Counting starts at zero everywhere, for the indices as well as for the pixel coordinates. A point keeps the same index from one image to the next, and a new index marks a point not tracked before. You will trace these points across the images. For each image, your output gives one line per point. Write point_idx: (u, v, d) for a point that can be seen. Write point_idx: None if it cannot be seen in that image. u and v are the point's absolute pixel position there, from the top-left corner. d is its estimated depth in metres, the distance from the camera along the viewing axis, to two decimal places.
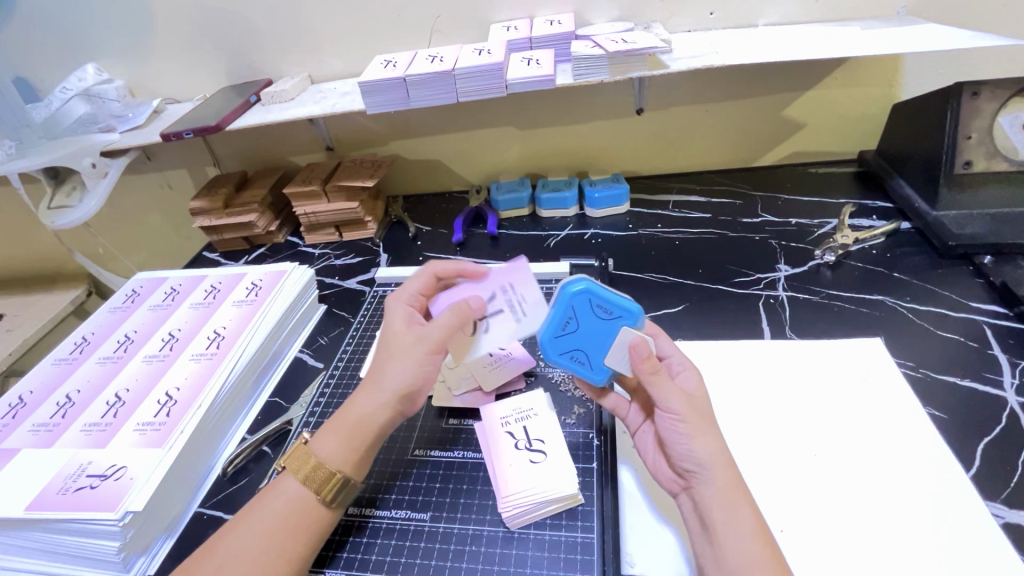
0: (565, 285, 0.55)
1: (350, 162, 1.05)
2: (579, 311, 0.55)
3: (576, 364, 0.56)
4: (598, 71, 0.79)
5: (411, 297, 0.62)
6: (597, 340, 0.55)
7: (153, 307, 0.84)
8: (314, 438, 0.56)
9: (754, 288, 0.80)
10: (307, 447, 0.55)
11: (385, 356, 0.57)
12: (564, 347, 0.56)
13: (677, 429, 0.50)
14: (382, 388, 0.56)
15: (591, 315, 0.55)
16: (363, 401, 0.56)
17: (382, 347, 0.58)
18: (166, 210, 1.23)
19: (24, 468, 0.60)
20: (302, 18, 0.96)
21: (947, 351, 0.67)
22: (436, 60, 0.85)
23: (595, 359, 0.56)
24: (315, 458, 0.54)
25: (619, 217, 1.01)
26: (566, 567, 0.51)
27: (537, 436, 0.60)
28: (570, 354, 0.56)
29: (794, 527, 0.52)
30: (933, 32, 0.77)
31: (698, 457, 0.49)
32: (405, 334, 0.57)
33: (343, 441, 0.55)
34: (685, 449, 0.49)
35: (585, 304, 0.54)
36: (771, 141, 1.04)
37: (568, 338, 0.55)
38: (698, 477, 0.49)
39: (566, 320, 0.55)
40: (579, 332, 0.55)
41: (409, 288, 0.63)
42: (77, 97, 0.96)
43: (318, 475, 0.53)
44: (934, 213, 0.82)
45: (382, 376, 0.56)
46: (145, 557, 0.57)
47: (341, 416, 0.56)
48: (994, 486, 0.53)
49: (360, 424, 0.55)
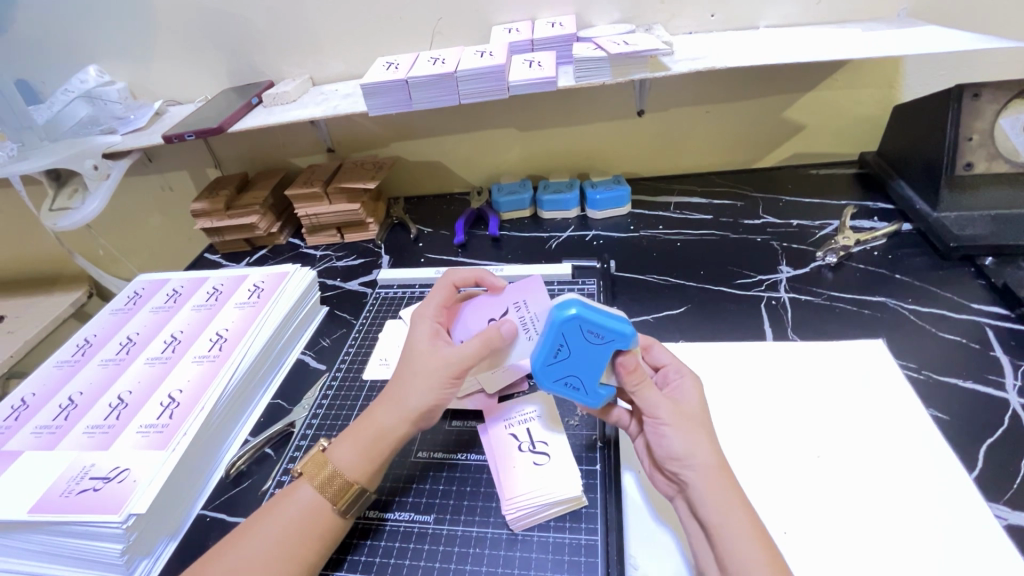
0: (556, 312, 0.53)
1: (352, 164, 1.05)
2: (569, 337, 0.53)
3: (570, 390, 0.55)
4: (600, 73, 0.80)
5: (435, 312, 0.62)
6: (589, 365, 0.54)
7: (156, 309, 0.84)
8: (331, 446, 0.57)
9: (756, 289, 0.81)
10: (323, 454, 0.56)
11: (408, 373, 0.57)
12: (557, 374, 0.55)
13: (663, 432, 0.51)
14: (404, 405, 0.56)
15: (583, 340, 0.53)
16: (384, 414, 0.56)
17: (406, 363, 0.58)
18: (166, 211, 1.23)
19: (27, 470, 0.60)
20: (302, 20, 0.96)
21: (949, 353, 0.67)
22: (438, 62, 0.85)
23: (589, 384, 0.55)
24: (331, 465, 0.54)
25: (620, 218, 1.01)
26: (570, 568, 0.51)
27: (541, 440, 0.60)
28: (565, 380, 0.55)
29: (797, 529, 0.52)
30: (933, 35, 0.77)
31: (680, 456, 0.50)
32: (430, 353, 0.57)
33: (361, 452, 0.55)
34: (669, 449, 0.51)
35: (576, 330, 0.53)
36: (772, 142, 1.04)
37: (559, 364, 0.54)
38: (685, 479, 0.50)
39: (557, 346, 0.54)
40: (571, 358, 0.54)
41: (431, 304, 0.63)
42: (78, 99, 0.97)
43: (333, 484, 0.53)
44: (935, 215, 0.82)
45: (403, 392, 0.56)
46: (148, 559, 0.56)
47: (360, 425, 0.57)
48: (997, 488, 0.53)
49: (379, 436, 0.56)
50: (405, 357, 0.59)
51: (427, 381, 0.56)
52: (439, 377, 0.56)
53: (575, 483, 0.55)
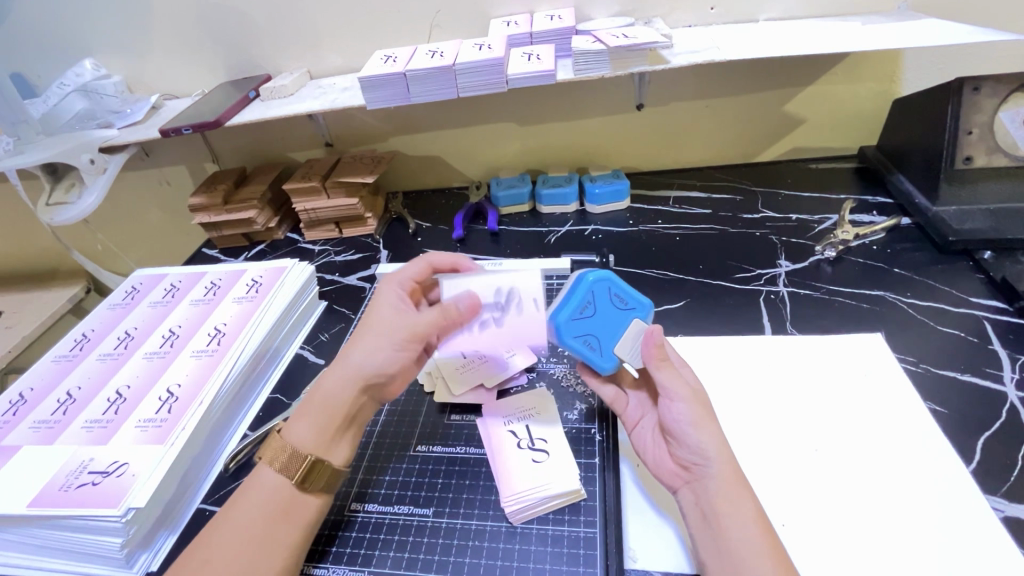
0: (583, 275, 0.58)
1: (350, 158, 1.04)
2: (597, 297, 0.57)
3: (586, 349, 0.58)
4: (599, 65, 0.79)
5: (404, 283, 0.63)
6: (610, 327, 0.58)
7: (153, 303, 0.84)
8: (286, 426, 0.56)
9: (755, 284, 0.81)
10: (279, 435, 0.55)
11: (367, 333, 0.59)
12: (578, 330, 0.57)
13: (683, 419, 0.51)
14: (356, 364, 0.57)
15: (609, 304, 0.58)
16: (331, 380, 0.57)
17: (362, 330, 0.59)
18: (165, 206, 1.23)
19: (24, 465, 0.60)
20: (300, 14, 0.95)
21: (946, 347, 0.67)
22: (436, 55, 0.84)
23: (605, 346, 0.58)
24: (289, 445, 0.54)
25: (619, 213, 1.01)
26: (569, 561, 0.51)
27: (497, 289, 0.58)
28: (583, 338, 0.57)
29: (796, 521, 0.52)
30: (933, 28, 0.77)
31: (705, 447, 0.50)
32: (392, 321, 0.59)
33: (314, 425, 0.55)
34: (691, 441, 0.50)
35: (604, 291, 0.57)
36: (771, 136, 1.04)
37: (583, 321, 0.57)
38: (704, 470, 0.49)
39: (583, 303, 0.57)
40: (594, 318, 0.58)
41: (406, 273, 0.64)
42: (75, 92, 0.96)
43: (292, 463, 0.53)
44: (934, 209, 0.82)
45: (356, 355, 0.57)
46: (147, 553, 0.57)
47: (311, 399, 0.57)
48: (994, 481, 0.53)
49: (324, 401, 0.56)
50: (364, 321, 0.60)
51: (380, 344, 0.57)
52: (395, 342, 0.58)
53: (538, 284, 0.58)
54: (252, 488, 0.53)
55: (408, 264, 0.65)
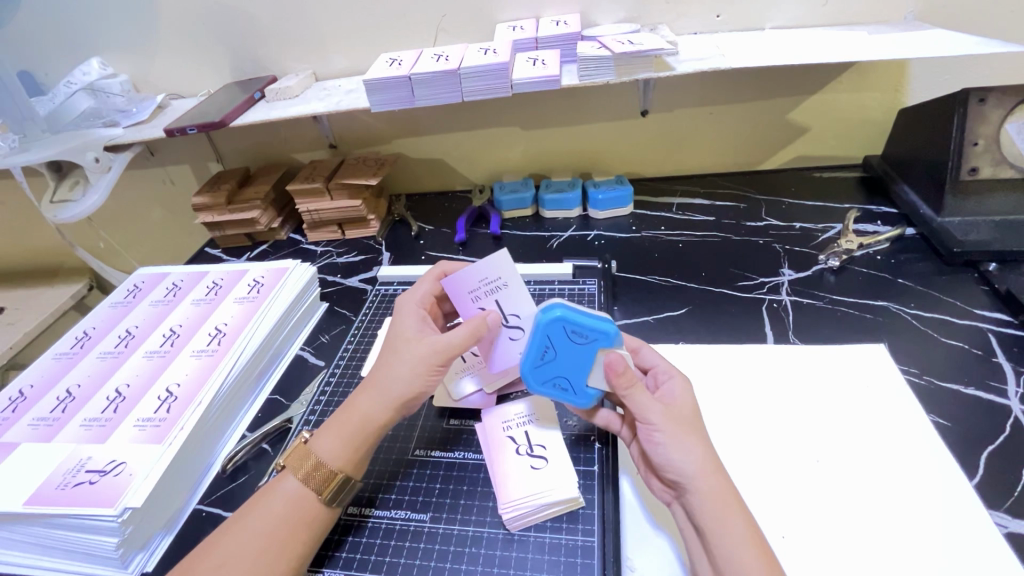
0: (541, 315, 0.56)
1: (353, 160, 1.04)
2: (555, 339, 0.55)
3: (558, 391, 0.57)
4: (604, 71, 0.79)
5: (424, 300, 0.63)
6: (576, 365, 0.56)
7: (155, 302, 0.84)
8: (314, 437, 0.57)
9: (758, 292, 0.80)
10: (305, 447, 0.55)
11: (396, 357, 0.58)
12: (546, 375, 0.57)
13: (657, 441, 0.50)
14: (389, 387, 0.56)
15: (569, 342, 0.55)
16: (367, 401, 0.57)
17: (389, 352, 0.59)
18: (168, 205, 1.23)
19: (21, 461, 0.60)
20: (307, 17, 0.96)
21: (949, 359, 0.67)
22: (442, 59, 0.84)
23: (577, 384, 0.57)
24: (314, 456, 0.54)
25: (622, 218, 1.01)
26: (566, 569, 0.51)
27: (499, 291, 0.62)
28: (553, 381, 0.57)
29: (796, 533, 0.52)
30: (940, 38, 0.77)
31: (679, 465, 0.49)
32: (417, 344, 0.58)
33: (344, 441, 0.55)
34: (669, 461, 0.50)
35: (560, 331, 0.55)
36: (775, 144, 1.04)
37: (547, 366, 0.56)
38: (685, 487, 0.49)
39: (544, 347, 0.56)
40: (558, 360, 0.56)
41: (422, 289, 0.64)
42: (82, 91, 0.96)
43: (317, 475, 0.53)
44: (939, 220, 0.81)
45: (388, 378, 0.57)
46: (143, 553, 0.56)
47: (341, 415, 0.57)
48: (997, 495, 0.53)
49: (360, 423, 0.56)
50: (390, 345, 0.59)
51: (413, 366, 0.56)
52: (425, 364, 0.56)
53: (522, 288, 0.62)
54: (271, 495, 0.53)
55: (422, 282, 0.66)
